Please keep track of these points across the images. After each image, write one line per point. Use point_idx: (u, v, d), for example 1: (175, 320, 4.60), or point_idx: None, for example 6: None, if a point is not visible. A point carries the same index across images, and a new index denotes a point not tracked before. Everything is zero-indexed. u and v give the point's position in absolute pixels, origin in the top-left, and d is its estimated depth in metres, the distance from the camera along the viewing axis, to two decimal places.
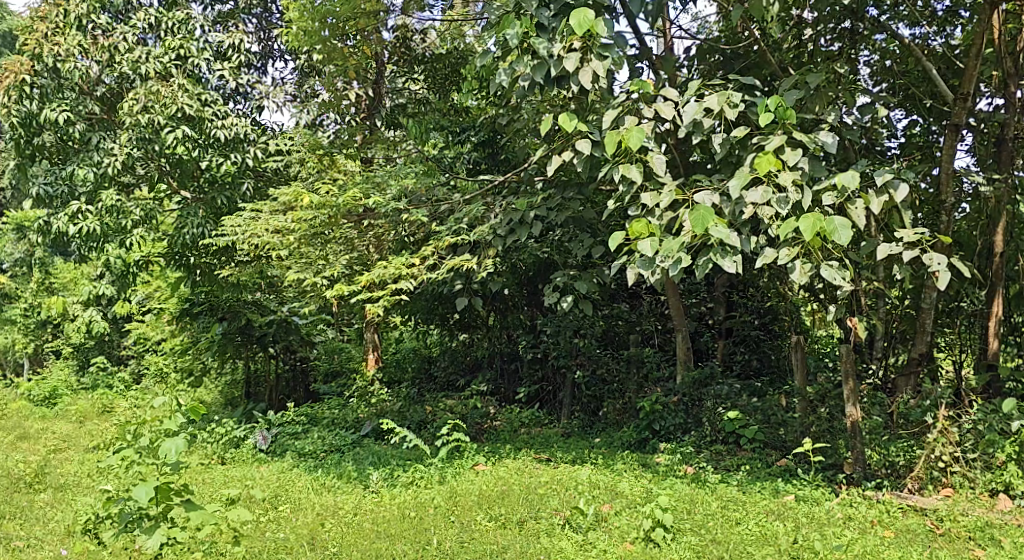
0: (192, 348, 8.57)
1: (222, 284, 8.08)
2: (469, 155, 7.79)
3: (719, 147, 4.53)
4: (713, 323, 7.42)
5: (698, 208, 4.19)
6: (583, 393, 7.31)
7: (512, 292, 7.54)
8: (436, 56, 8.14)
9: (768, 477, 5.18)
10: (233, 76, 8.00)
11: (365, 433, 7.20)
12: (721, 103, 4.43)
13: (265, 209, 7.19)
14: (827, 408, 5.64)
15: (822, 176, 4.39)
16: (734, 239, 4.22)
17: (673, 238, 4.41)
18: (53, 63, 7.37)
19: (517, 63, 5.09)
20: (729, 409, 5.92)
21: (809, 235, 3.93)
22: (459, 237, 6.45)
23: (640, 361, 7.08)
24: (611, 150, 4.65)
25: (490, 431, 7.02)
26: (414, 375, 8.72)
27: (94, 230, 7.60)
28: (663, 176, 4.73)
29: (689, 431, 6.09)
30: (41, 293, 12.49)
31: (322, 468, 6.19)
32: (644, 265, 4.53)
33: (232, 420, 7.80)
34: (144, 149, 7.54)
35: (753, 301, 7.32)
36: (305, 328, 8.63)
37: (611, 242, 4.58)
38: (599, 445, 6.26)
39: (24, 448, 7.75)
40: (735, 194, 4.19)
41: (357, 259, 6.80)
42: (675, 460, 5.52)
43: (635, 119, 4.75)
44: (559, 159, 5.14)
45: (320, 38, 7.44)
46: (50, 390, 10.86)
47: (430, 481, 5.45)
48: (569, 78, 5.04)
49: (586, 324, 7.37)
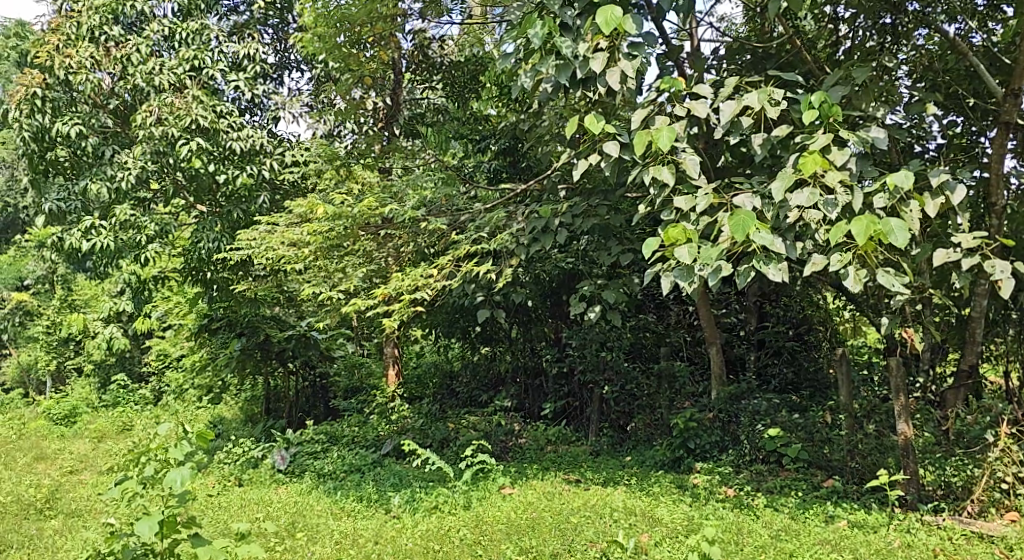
0: (209, 366, 8.34)
1: (240, 299, 7.90)
2: (490, 163, 7.70)
3: (758, 148, 4.25)
4: (745, 334, 7.13)
5: (737, 213, 3.95)
6: (612, 409, 7.03)
7: (536, 304, 7.31)
8: (454, 64, 8.01)
9: (815, 500, 4.87)
10: (250, 87, 7.79)
11: (386, 453, 6.96)
12: (762, 101, 4.14)
13: (280, 221, 7.00)
14: (875, 425, 5.33)
15: (872, 177, 4.11)
16: (779, 245, 3.94)
17: (711, 245, 4.15)
18: (64, 76, 7.18)
19: (540, 65, 4.85)
20: (769, 426, 5.62)
21: (861, 239, 3.67)
22: (480, 246, 6.20)
23: (673, 376, 6.78)
24: (641, 153, 4.41)
25: (515, 449, 6.75)
26: (435, 391, 8.36)
27: (108, 246, 7.36)
28: (698, 178, 4.46)
29: (726, 450, 5.79)
30: (61, 311, 12.33)
31: (342, 491, 5.95)
32: (681, 274, 4.26)
33: (250, 440, 7.59)
34: (157, 161, 7.32)
35: (787, 311, 7.03)
36: (325, 343, 8.36)
37: (644, 249, 4.34)
38: (631, 465, 5.99)
39: (38, 471, 7.58)
40: (779, 197, 3.93)
41: (375, 271, 6.60)
42: (713, 482, 5.22)
43: (666, 119, 4.50)
44: (587, 164, 4.89)
45: (335, 44, 7.18)
46: (70, 408, 10.70)
47: (455, 506, 5.18)
48: (596, 79, 4.79)
49: (613, 336, 7.04)
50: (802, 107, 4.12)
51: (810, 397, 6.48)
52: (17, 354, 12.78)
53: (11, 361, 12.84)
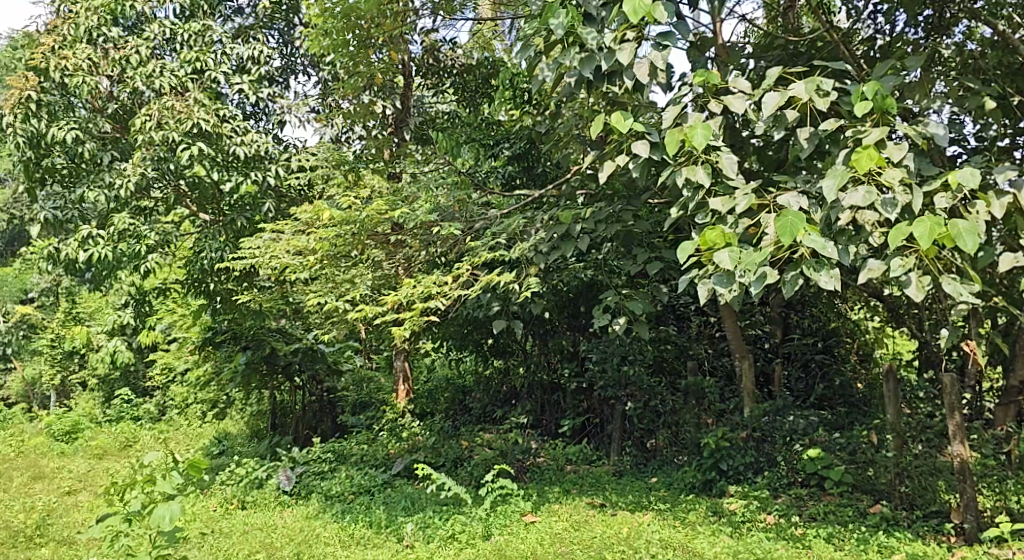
0: (213, 381, 7.99)
1: (245, 311, 7.55)
2: (503, 170, 7.41)
3: (805, 143, 3.91)
4: (770, 348, 6.82)
5: (785, 215, 3.62)
6: (635, 427, 6.66)
7: (551, 316, 6.98)
8: (466, 67, 7.72)
9: (866, 529, 4.52)
10: (254, 90, 7.46)
11: (397, 473, 6.61)
12: (810, 91, 3.80)
13: (285, 229, 6.65)
14: (923, 446, 4.91)
15: (932, 174, 3.76)
16: (831, 249, 3.59)
17: (754, 249, 3.81)
18: (60, 79, 6.78)
19: (561, 58, 4.50)
20: (808, 446, 5.31)
21: (925, 243, 3.33)
22: (497, 253, 5.87)
23: (701, 392, 6.41)
24: (673, 151, 4.09)
25: (534, 469, 6.39)
26: (448, 406, 8.00)
27: (106, 257, 7.00)
28: (736, 178, 4.12)
29: (761, 472, 5.42)
30: (66, 323, 11.97)
31: (350, 515, 5.61)
32: (720, 280, 3.93)
33: (255, 459, 7.24)
34: (158, 167, 6.94)
35: (816, 321, 6.74)
36: (333, 356, 8.03)
37: (679, 255, 4.00)
38: (658, 488, 5.63)
39: (36, 493, 7.28)
40: (831, 196, 3.59)
41: (383, 281, 6.42)
42: (751, 508, 4.88)
43: (700, 114, 4.16)
44: (614, 164, 4.56)
45: (343, 41, 6.82)
46: (71, 424, 10.35)
47: (473, 536, 4.82)
48: (622, 73, 4.45)
49: (634, 350, 6.64)
50: (852, 98, 3.78)
51: (846, 414, 6.10)
52: (21, 369, 12.48)
53: (15, 375, 12.55)
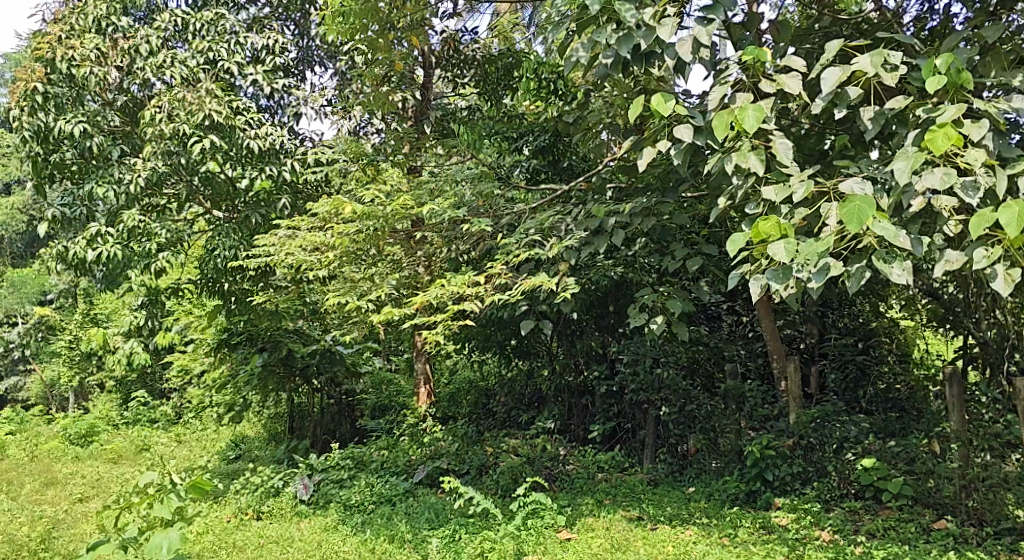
0: (229, 384, 7.72)
1: (262, 312, 7.23)
2: (528, 163, 7.08)
3: (869, 123, 3.56)
4: (805, 349, 6.53)
5: (850, 201, 3.28)
6: (669, 433, 6.32)
7: (580, 316, 6.65)
8: (488, 59, 7.31)
9: (932, 548, 4.19)
10: (269, 81, 7.13)
11: (419, 481, 6.30)
12: (876, 64, 3.43)
13: (302, 225, 6.29)
14: (988, 456, 4.59)
15: (1013, 156, 3.43)
16: (904, 238, 3.25)
17: (814, 240, 3.47)
18: (67, 70, 6.46)
19: (596, 36, 4.14)
20: (861, 455, 5.00)
21: (1016, 230, 3.01)
22: (532, 251, 5.42)
23: (741, 396, 6.03)
24: (722, 135, 3.75)
25: (564, 478, 6.07)
26: (471, 410, 7.62)
27: (116, 255, 6.62)
28: (791, 164, 3.78)
29: (810, 483, 5.08)
30: (84, 325, 11.71)
31: (371, 528, 5.33)
32: (776, 275, 3.58)
33: (271, 466, 6.95)
34: (168, 162, 6.68)
35: (851, 318, 6.48)
36: (351, 358, 7.76)
37: (729, 247, 3.66)
38: (698, 499, 5.29)
39: (45, 501, 7.03)
40: (904, 179, 3.26)
41: (408, 280, 6.11)
42: (804, 524, 4.58)
43: (751, 95, 3.81)
44: (653, 150, 4.23)
45: (364, 32, 6.52)
46: (87, 427, 10.12)
47: (504, 554, 4.51)
48: (663, 51, 4.10)
49: (667, 352, 6.35)
50: (924, 73, 3.43)
51: (897, 419, 5.75)
52: (40, 372, 12.31)
53: (36, 377, 12.42)
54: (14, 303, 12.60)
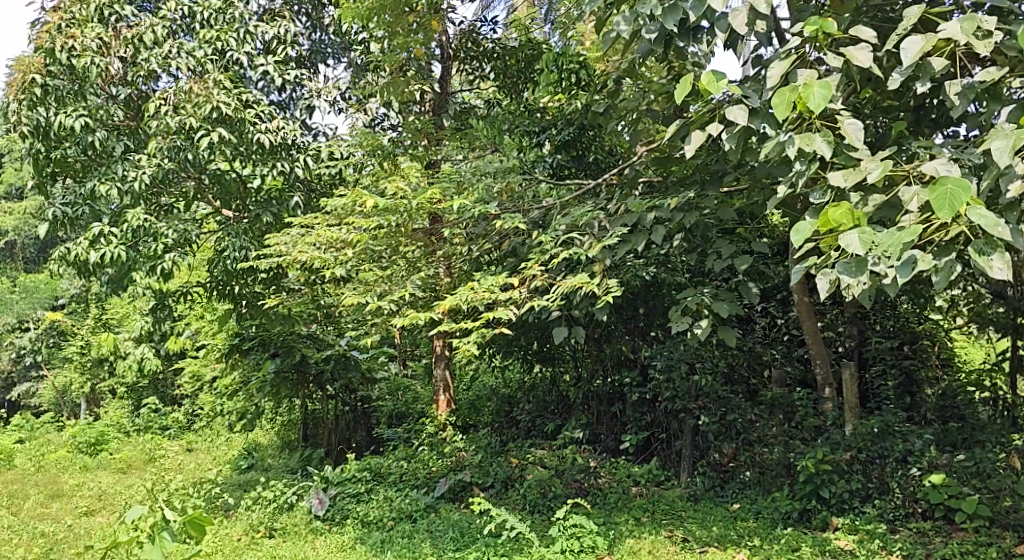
0: (241, 391, 7.37)
1: (274, 317, 6.87)
2: (552, 158, 6.66)
3: (955, 99, 3.13)
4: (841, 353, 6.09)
5: (941, 185, 2.83)
6: (708, 443, 5.93)
7: (610, 320, 6.25)
8: (509, 50, 6.93)
9: None
10: (280, 72, 6.76)
11: (440, 496, 5.92)
12: (967, 30, 2.99)
13: (317, 221, 5.93)
14: None
15: None
16: (1006, 227, 2.79)
17: (895, 230, 3.04)
18: (67, 60, 6.09)
19: (640, 7, 3.74)
20: (928, 470, 4.65)
21: None
22: (572, 250, 4.91)
23: (787, 406, 5.63)
24: (784, 115, 3.34)
25: (596, 492, 5.66)
26: (492, 419, 7.17)
27: (120, 256, 6.23)
28: (861, 148, 3.37)
29: (870, 500, 4.72)
30: (96, 330, 11.39)
31: (392, 548, 4.95)
32: (848, 269, 3.11)
33: (284, 478, 6.58)
34: (175, 158, 6.35)
35: (898, 320, 6.02)
36: (366, 363, 7.35)
37: (793, 238, 3.22)
38: (746, 518, 4.90)
39: (47, 517, 6.68)
40: (1004, 159, 2.82)
41: (430, 280, 5.71)
42: (870, 549, 4.26)
43: (814, 70, 3.41)
44: (702, 135, 3.82)
45: (382, 21, 6.15)
46: (96, 436, 9.78)
47: None
48: (714, 24, 3.69)
49: (704, 358, 5.95)
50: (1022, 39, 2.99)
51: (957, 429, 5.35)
52: (51, 377, 12.00)
53: (46, 383, 12.13)
54: (26, 307, 12.33)
